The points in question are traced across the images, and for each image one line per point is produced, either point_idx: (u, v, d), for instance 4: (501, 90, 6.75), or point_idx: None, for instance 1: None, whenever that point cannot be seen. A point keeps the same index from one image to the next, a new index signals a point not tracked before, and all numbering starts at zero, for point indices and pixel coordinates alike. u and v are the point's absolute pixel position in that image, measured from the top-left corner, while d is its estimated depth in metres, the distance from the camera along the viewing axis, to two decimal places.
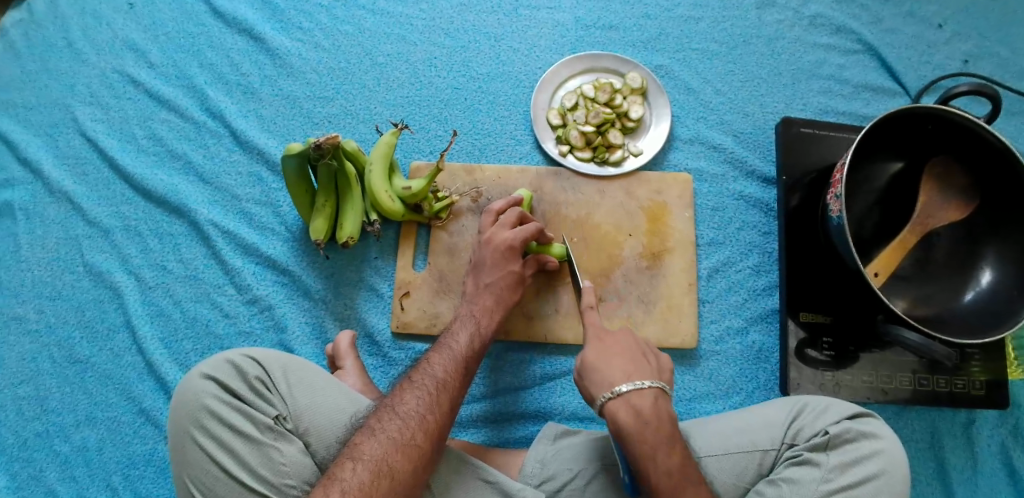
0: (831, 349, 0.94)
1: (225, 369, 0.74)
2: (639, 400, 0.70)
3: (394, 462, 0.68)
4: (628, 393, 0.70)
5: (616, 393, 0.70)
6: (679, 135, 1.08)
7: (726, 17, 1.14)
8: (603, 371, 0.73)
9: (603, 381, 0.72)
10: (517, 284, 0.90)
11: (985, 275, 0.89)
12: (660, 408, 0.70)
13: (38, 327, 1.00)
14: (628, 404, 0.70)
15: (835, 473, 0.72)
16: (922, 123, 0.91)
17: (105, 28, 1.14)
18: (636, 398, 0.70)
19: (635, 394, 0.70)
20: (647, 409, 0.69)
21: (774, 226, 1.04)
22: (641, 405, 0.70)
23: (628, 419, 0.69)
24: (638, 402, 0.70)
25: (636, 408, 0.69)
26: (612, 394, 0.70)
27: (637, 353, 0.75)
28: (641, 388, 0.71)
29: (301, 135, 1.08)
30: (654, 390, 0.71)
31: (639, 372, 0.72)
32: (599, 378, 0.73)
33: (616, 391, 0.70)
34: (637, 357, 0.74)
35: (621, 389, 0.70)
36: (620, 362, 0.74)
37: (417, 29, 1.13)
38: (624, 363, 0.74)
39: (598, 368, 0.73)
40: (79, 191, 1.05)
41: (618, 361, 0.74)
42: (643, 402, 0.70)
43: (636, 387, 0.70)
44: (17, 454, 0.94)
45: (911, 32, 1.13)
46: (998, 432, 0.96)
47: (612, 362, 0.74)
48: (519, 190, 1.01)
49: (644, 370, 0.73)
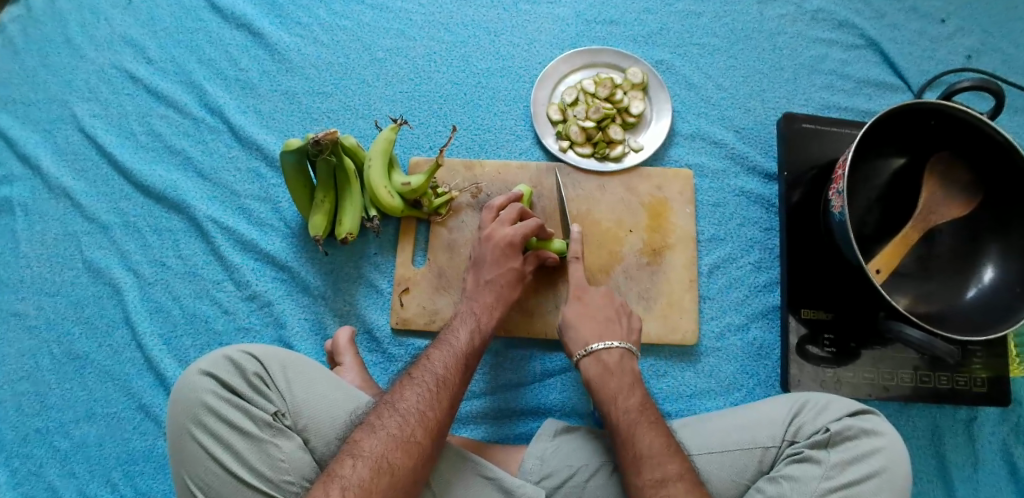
0: (832, 346, 0.94)
1: (224, 365, 0.74)
2: (607, 355, 0.82)
3: (394, 459, 0.68)
4: (599, 349, 0.83)
5: (588, 351, 0.83)
6: (680, 131, 1.07)
7: (728, 12, 1.14)
8: (579, 331, 0.85)
9: (578, 339, 0.85)
10: (517, 280, 0.89)
11: (987, 271, 0.89)
12: (625, 365, 0.82)
13: (37, 323, 1.00)
14: (597, 359, 0.82)
15: (836, 470, 0.72)
16: (924, 119, 0.90)
17: (104, 23, 1.13)
18: (604, 353, 0.82)
19: (604, 351, 0.82)
20: (612, 362, 0.82)
21: (776, 222, 1.03)
22: (607, 359, 0.82)
23: (596, 370, 0.82)
24: (606, 357, 0.82)
25: (604, 361, 0.82)
26: (586, 351, 0.83)
27: (612, 316, 0.87)
28: (609, 346, 0.83)
29: (300, 131, 1.08)
30: (621, 348, 0.83)
31: (610, 333, 0.84)
32: (575, 337, 0.85)
33: (588, 348, 0.83)
34: (611, 319, 0.86)
35: (593, 346, 0.83)
36: (594, 324, 0.86)
37: (416, 24, 1.12)
38: (598, 325, 0.85)
39: (575, 328, 0.86)
40: (78, 187, 1.05)
41: (591, 323, 0.86)
42: (610, 357, 0.82)
43: (607, 345, 0.83)
44: (16, 450, 0.94)
45: (914, 27, 1.12)
46: (999, 429, 0.96)
47: (588, 324, 0.85)
48: (519, 186, 1.00)
49: (613, 330, 0.85)
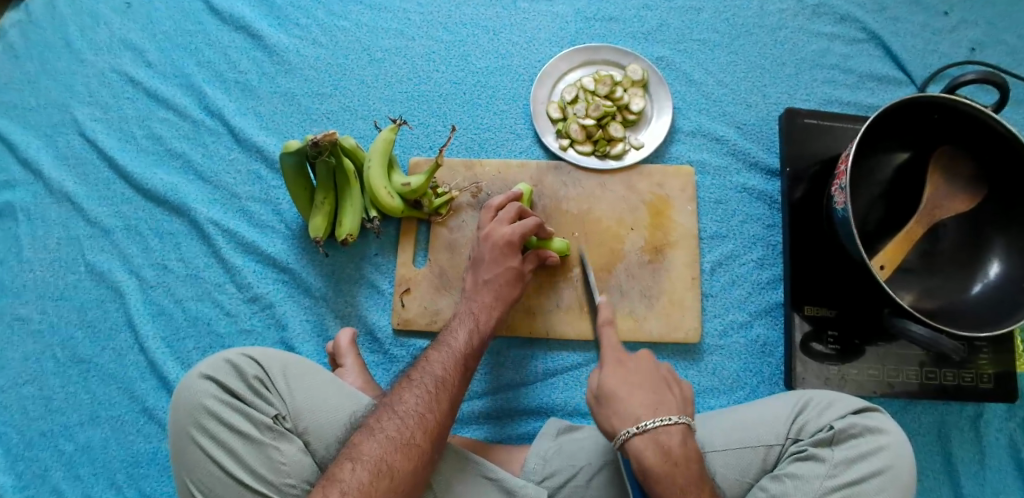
0: (836, 342, 0.93)
1: (224, 368, 0.74)
2: (667, 437, 0.69)
3: (394, 462, 0.68)
4: (654, 429, 0.69)
5: (641, 429, 0.68)
6: (681, 128, 1.07)
7: (728, 7, 1.13)
8: (626, 403, 0.71)
9: (626, 415, 0.70)
10: (517, 279, 0.89)
11: (993, 266, 0.88)
12: (688, 446, 0.69)
13: (40, 327, 1.00)
14: (653, 440, 0.68)
15: (839, 469, 0.71)
16: (927, 113, 0.89)
17: (103, 27, 1.14)
18: (663, 434, 0.69)
19: (661, 430, 0.69)
20: (675, 446, 0.69)
21: (778, 218, 1.03)
22: (667, 441, 0.69)
23: (655, 458, 0.68)
24: (665, 439, 0.69)
25: (663, 444, 0.68)
26: (636, 429, 0.68)
27: (661, 383, 0.73)
28: (667, 424, 0.69)
29: (299, 132, 1.07)
30: (682, 426, 0.70)
31: (665, 406, 0.71)
32: (621, 411, 0.70)
33: (640, 426, 0.68)
34: (660, 388, 0.73)
35: (648, 424, 0.68)
36: (641, 393, 0.72)
37: (415, 24, 1.12)
38: (647, 395, 0.71)
39: (620, 399, 0.71)
40: (80, 191, 1.05)
41: (641, 394, 0.71)
42: (671, 440, 0.69)
43: (664, 423, 0.69)
44: (22, 453, 0.94)
45: (917, 20, 1.11)
46: (1006, 426, 0.95)
47: (634, 392, 0.71)
48: (518, 184, 1.00)
49: (668, 403, 0.72)
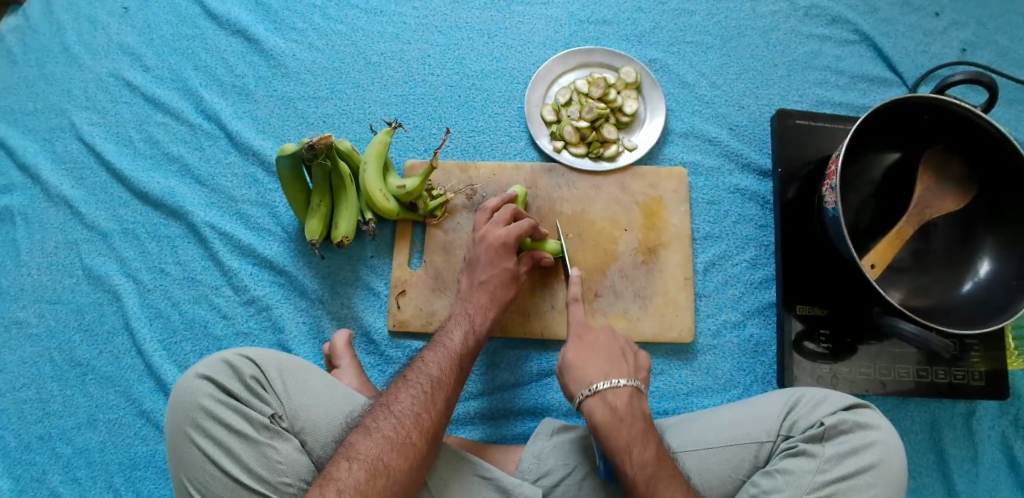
0: (829, 341, 0.94)
1: (220, 369, 0.75)
2: (615, 397, 0.74)
3: (390, 461, 0.69)
4: (603, 389, 0.75)
5: (593, 391, 0.75)
6: (674, 129, 1.08)
7: (721, 10, 1.14)
8: (584, 370, 0.77)
9: (582, 379, 0.77)
10: (511, 281, 0.90)
11: (984, 265, 0.89)
12: (634, 406, 0.74)
13: (39, 331, 1.01)
14: (603, 400, 0.74)
15: (830, 464, 0.72)
16: (918, 113, 0.90)
17: (100, 32, 1.14)
18: (611, 394, 0.74)
19: (610, 391, 0.74)
20: (621, 404, 0.74)
21: (771, 218, 1.03)
22: (615, 400, 0.74)
23: (604, 416, 0.73)
24: (613, 398, 0.74)
25: (612, 403, 0.74)
26: (589, 391, 0.75)
27: (615, 352, 0.79)
28: (616, 386, 0.75)
29: (295, 136, 1.08)
30: (628, 387, 0.75)
31: (616, 371, 0.77)
32: (578, 377, 0.77)
33: (593, 388, 0.75)
34: (614, 357, 0.79)
35: (598, 386, 0.75)
36: (597, 362, 0.78)
37: (410, 27, 1.13)
38: (603, 363, 0.78)
39: (579, 367, 0.78)
40: (77, 195, 1.06)
41: (595, 362, 0.78)
42: (618, 399, 0.74)
43: (613, 384, 0.75)
44: (20, 456, 0.95)
45: (908, 21, 1.12)
46: (998, 423, 0.96)
47: (591, 360, 0.78)
48: (513, 186, 1.01)
49: (620, 368, 0.77)
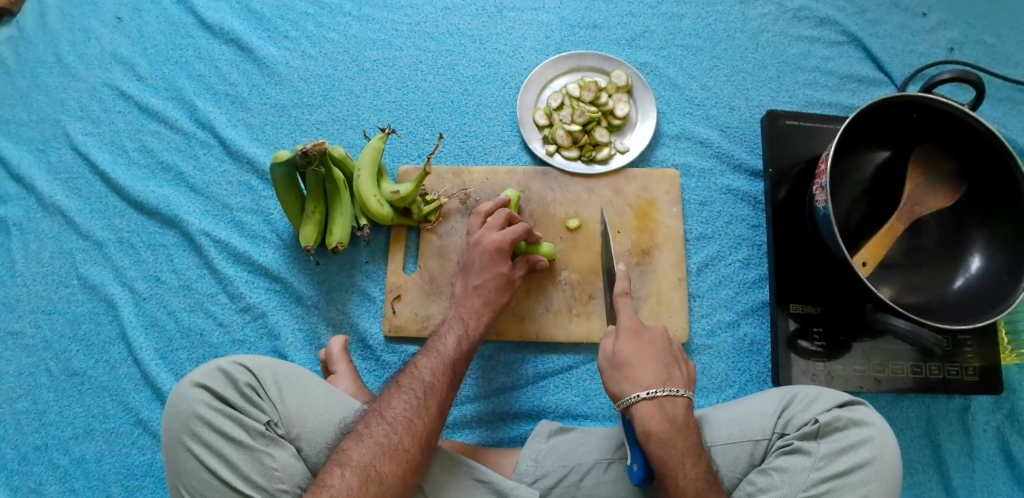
0: (823, 339, 0.94)
1: (216, 376, 0.75)
2: (672, 407, 0.73)
3: (382, 467, 0.69)
4: (661, 397, 0.73)
5: (650, 396, 0.73)
6: (665, 132, 1.08)
7: (710, 13, 1.15)
8: (638, 372, 0.75)
9: (635, 381, 0.75)
10: (506, 285, 0.90)
11: (975, 261, 0.90)
12: (688, 419, 0.73)
13: (34, 342, 1.01)
14: (659, 408, 0.72)
15: (825, 461, 0.73)
16: (906, 112, 0.91)
17: (94, 42, 1.15)
18: (669, 403, 0.73)
19: (668, 399, 0.73)
20: (679, 416, 0.72)
21: (763, 218, 1.04)
22: (672, 410, 0.73)
23: (659, 424, 0.71)
24: (671, 408, 0.73)
25: (668, 412, 0.72)
26: (644, 395, 0.73)
27: (671, 360, 0.78)
28: (675, 395, 0.73)
29: (289, 143, 1.09)
30: (685, 399, 0.74)
31: (672, 380, 0.75)
32: (629, 380, 0.75)
33: (650, 393, 0.73)
34: (669, 363, 0.77)
35: (657, 392, 0.73)
36: (652, 365, 0.76)
37: (402, 34, 1.14)
38: (658, 369, 0.76)
39: (633, 368, 0.76)
40: (72, 205, 1.06)
41: (651, 366, 0.76)
42: (676, 409, 0.73)
43: (671, 393, 0.73)
44: (16, 467, 0.95)
45: (896, 21, 1.14)
46: (994, 418, 0.96)
47: (645, 364, 0.76)
48: (506, 191, 1.01)
49: (675, 377, 0.76)
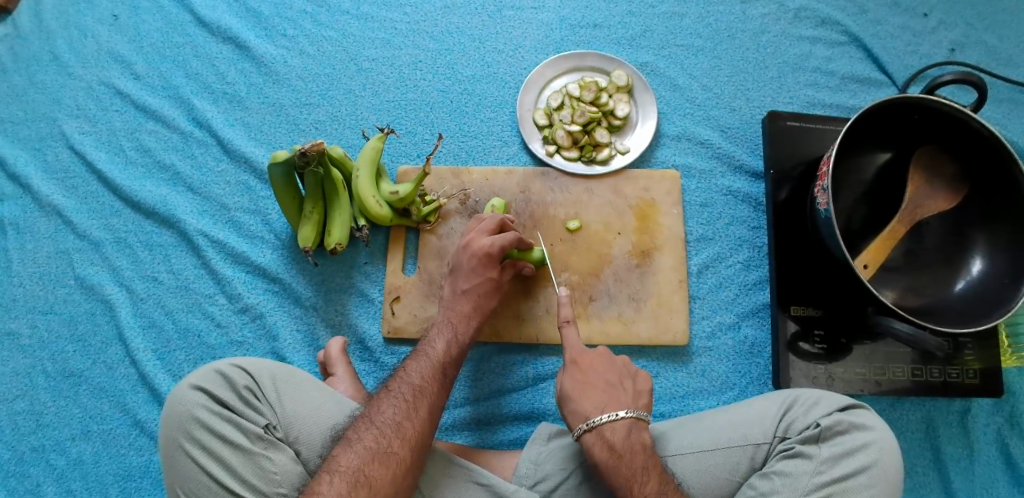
0: (823, 342, 0.94)
1: (214, 379, 0.75)
2: (612, 433, 0.74)
3: (372, 472, 0.68)
4: (602, 424, 0.74)
5: (590, 426, 0.74)
6: (666, 132, 1.08)
7: (711, 12, 1.14)
8: (582, 402, 0.77)
9: (579, 412, 0.76)
10: (494, 291, 0.89)
11: (976, 263, 0.89)
12: (633, 439, 0.74)
13: (30, 342, 1.00)
14: (600, 436, 0.74)
15: (826, 466, 0.72)
16: (908, 113, 0.91)
17: (90, 40, 1.14)
18: (608, 430, 0.74)
19: (608, 426, 0.74)
20: (618, 441, 0.74)
21: (763, 220, 1.04)
22: (612, 437, 0.74)
23: (603, 454, 0.73)
24: (611, 434, 0.74)
25: (609, 440, 0.74)
26: (587, 425, 0.75)
27: (614, 382, 0.79)
28: (613, 420, 0.74)
29: (287, 143, 1.08)
30: (627, 420, 0.75)
31: (614, 403, 0.76)
32: (576, 409, 0.77)
33: (590, 423, 0.74)
34: (611, 387, 0.78)
35: (596, 421, 0.74)
36: (594, 394, 0.77)
37: (401, 33, 1.13)
38: (599, 393, 0.77)
39: (574, 399, 0.77)
40: (69, 205, 1.06)
41: (594, 393, 0.77)
42: (615, 436, 0.74)
43: (611, 417, 0.74)
44: (13, 468, 0.94)
45: (898, 22, 1.13)
46: (994, 420, 0.96)
47: (589, 391, 0.78)
48: (493, 199, 1.00)
49: (618, 399, 0.77)
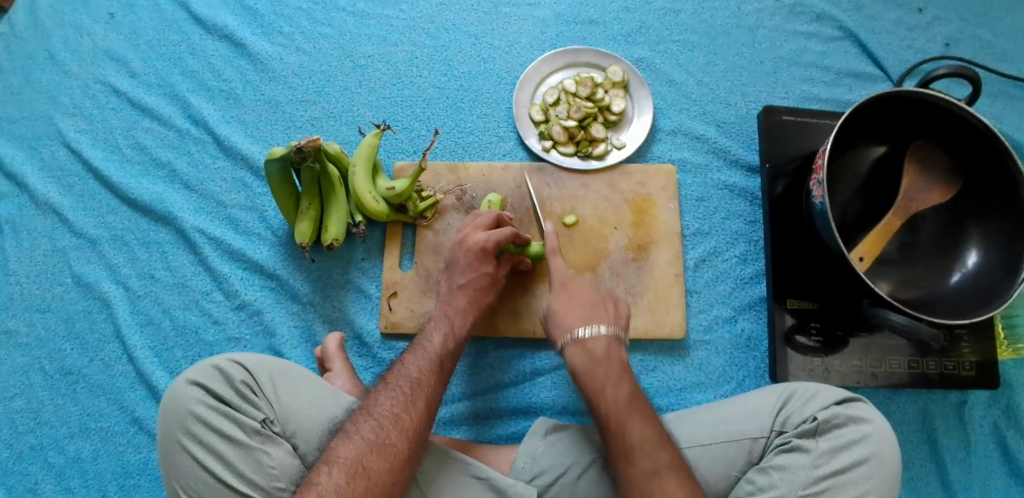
0: (820, 335, 0.94)
1: (211, 374, 0.75)
2: (594, 344, 0.80)
3: (370, 463, 0.69)
4: (584, 336, 0.80)
5: (575, 338, 0.80)
6: (662, 127, 1.08)
7: (706, 8, 1.14)
8: (566, 317, 0.83)
9: (563, 326, 0.82)
10: (491, 285, 0.89)
11: (972, 255, 0.89)
12: (612, 353, 0.79)
13: (28, 340, 1.00)
14: (583, 348, 0.80)
15: (824, 459, 0.73)
16: (903, 106, 0.91)
17: (86, 38, 1.14)
18: (591, 341, 0.80)
19: (591, 339, 0.80)
20: (599, 350, 0.79)
21: (760, 214, 1.04)
22: (594, 347, 0.80)
23: (582, 361, 0.79)
24: (592, 345, 0.80)
25: (590, 349, 0.80)
26: (571, 338, 0.81)
27: (598, 302, 0.84)
28: (596, 333, 0.80)
29: (284, 140, 1.08)
30: (608, 335, 0.80)
31: (597, 319, 0.82)
32: (560, 323, 0.83)
33: (575, 335, 0.80)
34: (596, 306, 0.84)
35: (579, 333, 0.80)
36: (578, 310, 0.83)
37: (397, 30, 1.13)
38: (583, 310, 0.83)
39: (559, 314, 0.83)
40: (65, 203, 1.06)
41: (578, 309, 0.83)
42: (597, 345, 0.80)
43: (593, 332, 0.80)
44: (11, 467, 0.94)
45: (892, 17, 1.13)
46: (991, 412, 0.96)
47: (573, 309, 0.83)
48: (490, 194, 1.01)
49: (600, 317, 0.82)
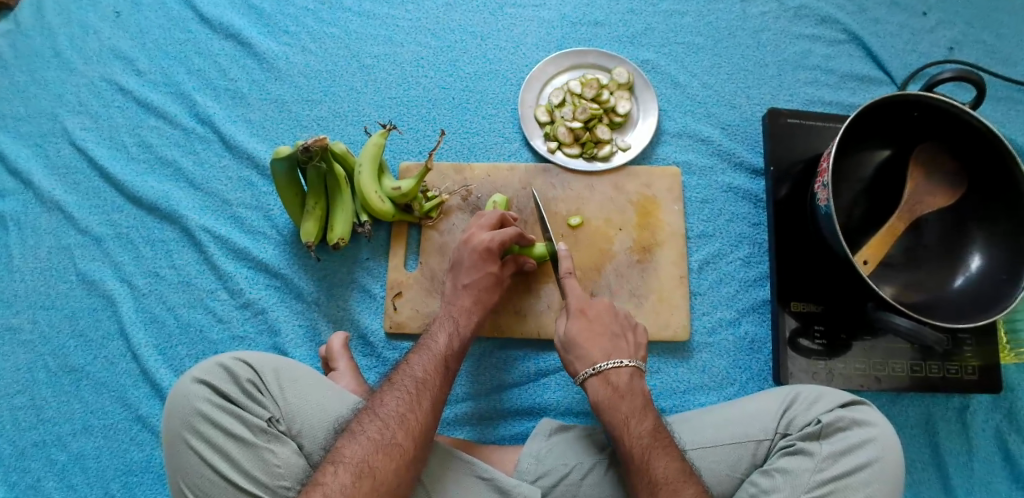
0: (823, 338, 0.94)
1: (217, 372, 0.75)
2: (617, 377, 0.80)
3: (376, 462, 0.69)
4: (607, 369, 0.81)
5: (596, 370, 0.81)
6: (667, 129, 1.08)
7: (711, 11, 1.15)
8: (588, 347, 0.82)
9: (585, 357, 0.82)
10: (495, 285, 0.90)
11: (975, 259, 0.90)
12: (635, 385, 0.80)
13: (32, 337, 1.00)
14: (605, 380, 0.80)
15: (827, 463, 0.72)
16: (908, 110, 0.91)
17: (93, 36, 1.14)
18: (614, 374, 0.80)
19: (613, 371, 0.81)
20: (623, 383, 0.80)
21: (764, 216, 1.04)
22: (617, 380, 0.80)
23: (605, 393, 0.79)
24: (616, 379, 0.80)
25: (613, 383, 0.80)
26: (593, 370, 0.81)
27: (618, 331, 0.85)
28: (619, 366, 0.81)
29: (289, 139, 1.08)
30: (631, 368, 0.81)
31: (619, 351, 0.83)
32: (581, 354, 0.82)
33: (596, 368, 0.81)
34: (616, 336, 0.84)
35: (602, 366, 0.81)
36: (599, 339, 0.83)
37: (403, 30, 1.13)
38: (606, 343, 0.83)
39: (581, 344, 0.83)
40: (70, 200, 1.06)
41: (598, 341, 0.83)
42: (620, 378, 0.80)
43: (615, 364, 0.81)
44: (14, 463, 0.94)
45: (897, 21, 1.14)
46: (993, 416, 0.96)
47: (592, 340, 0.83)
48: (495, 195, 1.01)
49: (622, 348, 0.83)
